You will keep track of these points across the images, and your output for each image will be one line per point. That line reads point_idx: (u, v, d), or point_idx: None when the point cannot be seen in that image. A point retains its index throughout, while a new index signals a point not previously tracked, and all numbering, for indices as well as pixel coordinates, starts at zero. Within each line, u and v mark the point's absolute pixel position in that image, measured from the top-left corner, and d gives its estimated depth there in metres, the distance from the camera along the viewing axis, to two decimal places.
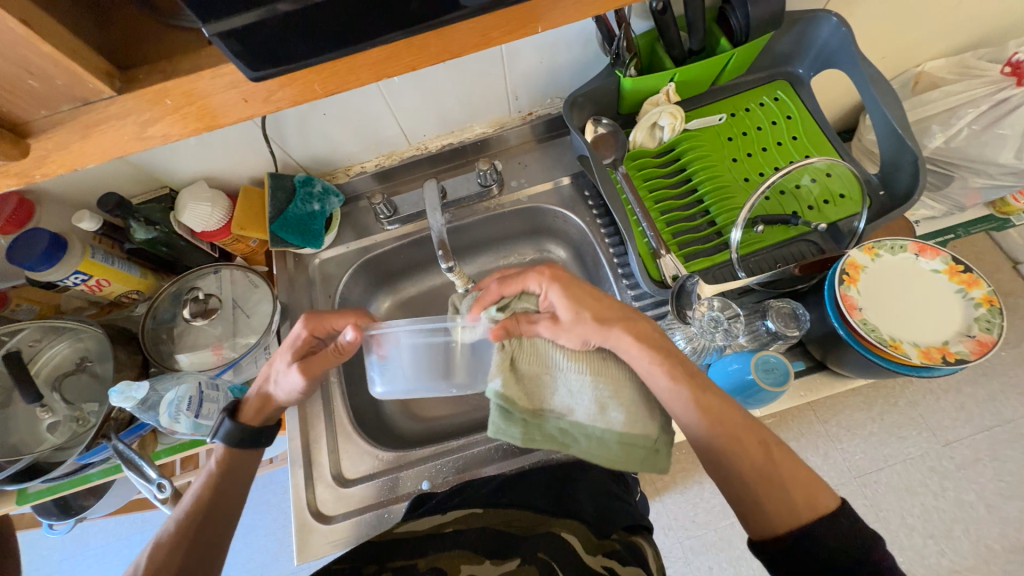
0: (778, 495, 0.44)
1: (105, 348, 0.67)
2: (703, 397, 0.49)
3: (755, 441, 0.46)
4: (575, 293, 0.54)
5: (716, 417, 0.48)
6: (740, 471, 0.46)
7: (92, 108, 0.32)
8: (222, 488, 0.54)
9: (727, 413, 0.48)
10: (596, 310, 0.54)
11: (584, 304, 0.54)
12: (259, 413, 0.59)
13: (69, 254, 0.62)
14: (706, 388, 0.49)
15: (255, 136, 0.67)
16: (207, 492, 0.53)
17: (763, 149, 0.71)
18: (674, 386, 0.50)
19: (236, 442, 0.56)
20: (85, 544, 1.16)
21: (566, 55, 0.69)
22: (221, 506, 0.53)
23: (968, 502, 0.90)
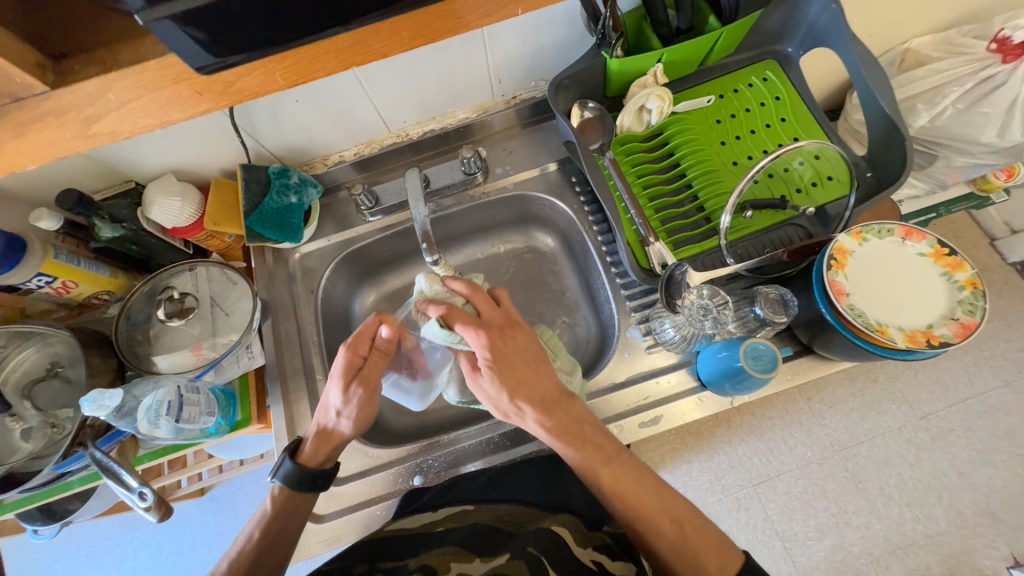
0: (690, 562, 0.45)
1: (77, 352, 0.64)
2: (601, 472, 0.49)
3: (667, 517, 0.47)
4: (510, 360, 0.51)
5: (630, 492, 0.48)
6: (657, 547, 0.47)
7: (22, 104, 0.31)
8: (272, 542, 0.53)
9: (618, 472, 0.49)
10: (521, 381, 0.51)
11: (513, 376, 0.51)
12: (326, 454, 0.56)
13: (29, 256, 0.59)
14: (613, 466, 0.49)
15: (224, 125, 0.63)
16: (254, 547, 0.52)
17: (752, 132, 0.70)
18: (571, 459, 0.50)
19: (302, 489, 0.54)
20: (76, 544, 1.15)
21: (550, 36, 0.66)
22: (272, 552, 0.53)
23: (942, 471, 0.93)
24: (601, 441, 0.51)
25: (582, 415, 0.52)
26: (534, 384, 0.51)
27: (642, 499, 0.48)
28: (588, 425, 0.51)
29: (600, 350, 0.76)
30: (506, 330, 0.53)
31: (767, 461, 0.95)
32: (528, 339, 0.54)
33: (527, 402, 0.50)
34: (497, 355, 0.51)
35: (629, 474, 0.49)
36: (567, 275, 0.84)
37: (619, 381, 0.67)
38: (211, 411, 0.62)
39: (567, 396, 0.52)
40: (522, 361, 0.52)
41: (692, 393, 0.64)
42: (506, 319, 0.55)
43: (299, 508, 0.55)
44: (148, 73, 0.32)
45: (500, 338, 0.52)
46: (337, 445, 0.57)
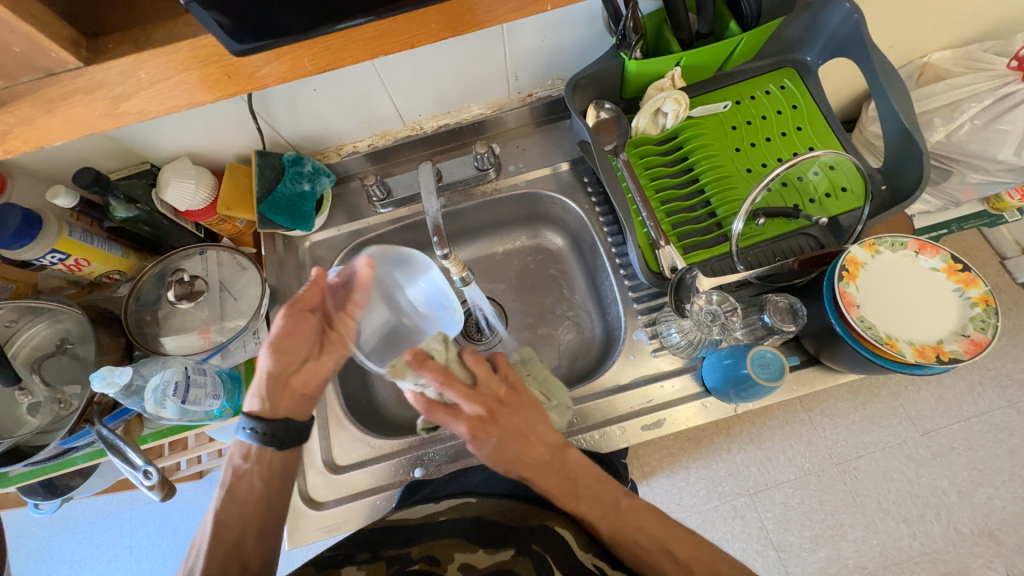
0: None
1: (86, 330, 0.65)
2: (600, 525, 0.49)
3: (671, 560, 0.47)
4: (499, 437, 0.50)
5: (633, 537, 0.48)
6: None
7: (56, 79, 0.32)
8: (237, 489, 0.54)
9: (617, 523, 0.49)
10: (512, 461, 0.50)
11: (506, 457, 0.50)
12: (264, 398, 0.55)
13: (44, 233, 0.59)
14: (611, 518, 0.49)
15: (241, 111, 0.64)
16: (223, 494, 0.54)
17: (768, 139, 0.69)
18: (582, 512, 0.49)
19: (255, 438, 0.54)
20: (74, 520, 1.16)
21: (570, 36, 0.66)
22: (241, 499, 0.54)
23: (941, 489, 0.92)
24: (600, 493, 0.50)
25: (576, 468, 0.51)
26: (523, 457, 0.50)
27: (643, 541, 0.48)
28: (582, 480, 0.50)
29: (606, 351, 0.76)
30: (487, 414, 0.50)
31: (765, 471, 0.95)
32: (516, 409, 0.52)
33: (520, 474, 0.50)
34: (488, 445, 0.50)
35: (636, 515, 0.50)
36: (575, 275, 0.84)
37: (623, 383, 0.67)
38: (216, 394, 0.62)
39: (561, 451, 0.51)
40: (512, 436, 0.50)
41: (695, 399, 0.64)
42: (487, 402, 0.51)
43: (254, 469, 0.55)
44: (179, 53, 0.32)
45: (487, 417, 0.50)
46: (269, 385, 0.55)
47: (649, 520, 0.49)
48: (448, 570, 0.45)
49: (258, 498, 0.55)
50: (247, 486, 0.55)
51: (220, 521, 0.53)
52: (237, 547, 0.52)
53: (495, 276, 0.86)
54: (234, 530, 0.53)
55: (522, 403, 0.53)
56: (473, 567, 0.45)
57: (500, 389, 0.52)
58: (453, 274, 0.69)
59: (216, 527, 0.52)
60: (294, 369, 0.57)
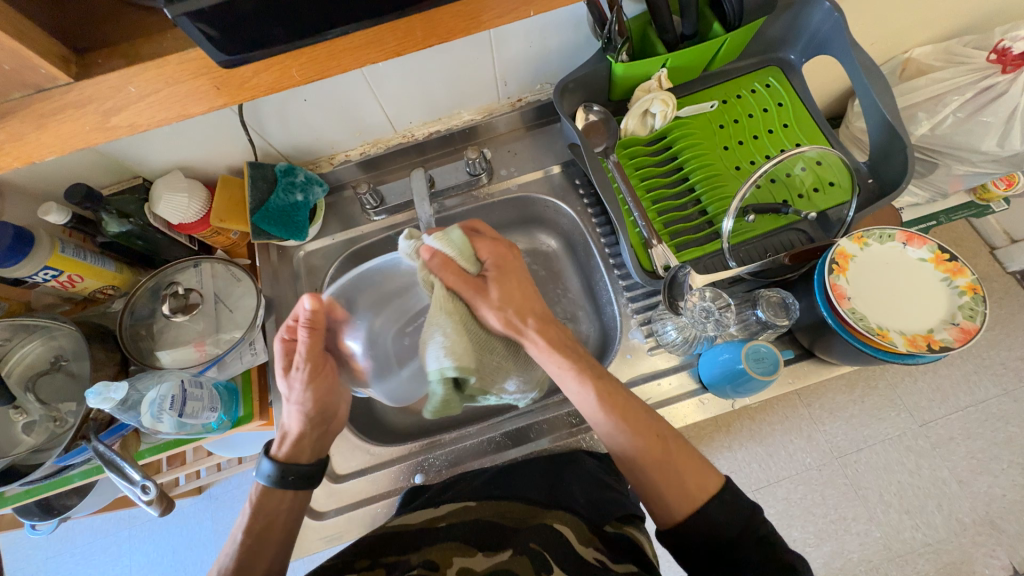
0: (674, 479, 0.49)
1: (81, 346, 0.64)
2: (599, 388, 0.53)
3: (652, 435, 0.51)
4: (514, 282, 0.57)
5: (622, 410, 0.52)
6: (644, 465, 0.51)
7: (48, 95, 0.32)
8: (266, 533, 0.53)
9: (629, 407, 0.53)
10: (525, 303, 0.56)
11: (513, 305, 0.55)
12: (307, 445, 0.57)
13: (36, 250, 0.59)
14: (608, 383, 0.54)
15: (232, 123, 0.64)
16: (250, 539, 0.52)
17: (755, 137, 0.70)
18: (586, 389, 0.53)
19: (277, 485, 0.54)
20: (73, 541, 1.14)
21: (557, 40, 0.67)
22: (268, 540, 0.52)
23: (941, 479, 0.93)
24: (632, 404, 0.53)
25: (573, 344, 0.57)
26: (533, 303, 0.57)
27: (634, 421, 0.52)
28: (580, 351, 0.57)
29: (603, 352, 0.76)
30: (499, 266, 0.57)
31: (767, 467, 0.95)
32: (519, 265, 0.60)
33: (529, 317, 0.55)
34: (507, 274, 0.57)
35: (622, 401, 0.53)
36: (570, 277, 0.84)
37: (621, 383, 0.67)
38: (213, 407, 0.62)
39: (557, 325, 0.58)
40: (520, 286, 0.57)
41: (693, 396, 0.65)
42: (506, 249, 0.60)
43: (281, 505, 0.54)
44: (168, 66, 0.33)
45: (509, 257, 0.59)
46: (309, 434, 0.57)
47: (628, 410, 0.52)
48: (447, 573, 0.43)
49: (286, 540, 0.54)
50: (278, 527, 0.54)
51: (243, 565, 0.51)
52: None
53: None
54: (261, 567, 0.51)
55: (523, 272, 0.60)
56: (473, 571, 0.43)
57: (511, 254, 0.59)
58: None
59: (239, 569, 0.50)
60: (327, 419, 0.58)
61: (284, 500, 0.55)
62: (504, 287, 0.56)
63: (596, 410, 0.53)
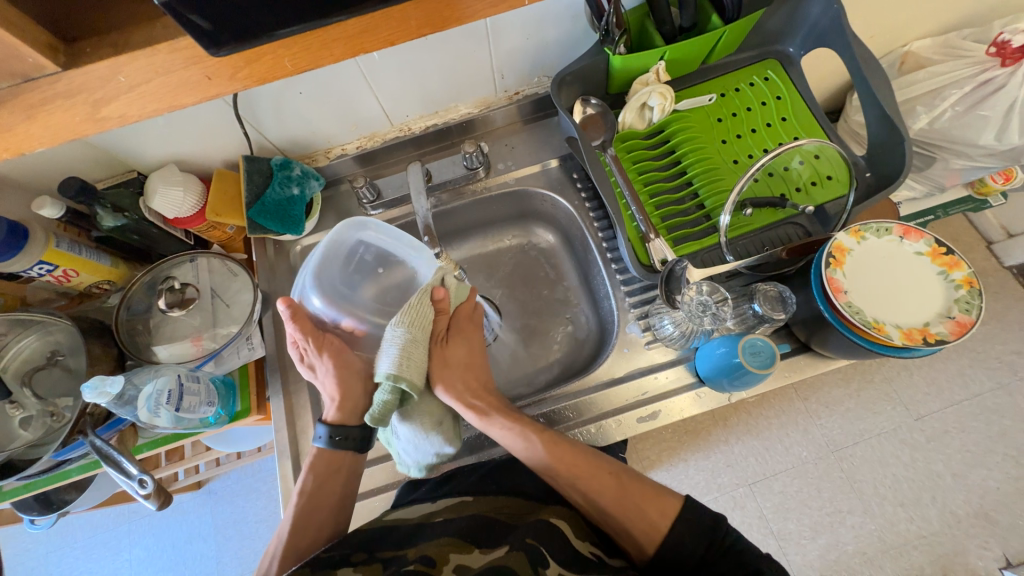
0: (635, 512, 0.49)
1: (77, 341, 0.64)
2: (539, 444, 0.53)
3: (603, 474, 0.52)
4: (467, 343, 0.60)
5: (567, 458, 0.52)
6: (600, 500, 0.51)
7: (34, 85, 0.31)
8: (318, 492, 0.56)
9: (570, 451, 0.53)
10: (469, 365, 0.59)
11: (459, 365, 0.58)
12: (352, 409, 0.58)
13: (30, 245, 0.59)
14: (547, 434, 0.54)
15: (226, 116, 0.63)
16: (304, 500, 0.55)
17: (753, 131, 0.70)
18: (531, 444, 0.53)
19: (337, 446, 0.57)
20: (73, 535, 1.15)
21: (554, 32, 0.67)
22: (322, 500, 0.56)
23: (936, 472, 0.93)
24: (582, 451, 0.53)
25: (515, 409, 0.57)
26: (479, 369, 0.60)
27: (575, 462, 0.52)
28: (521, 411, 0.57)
29: (600, 345, 0.76)
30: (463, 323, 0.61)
31: (764, 461, 0.95)
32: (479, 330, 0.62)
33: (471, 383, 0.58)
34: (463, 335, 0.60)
35: (568, 448, 0.53)
36: (567, 271, 0.84)
37: (618, 376, 0.67)
38: (210, 401, 0.62)
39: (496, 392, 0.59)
40: (472, 350, 0.60)
41: (690, 389, 0.65)
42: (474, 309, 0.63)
43: (333, 471, 0.57)
44: (159, 56, 0.33)
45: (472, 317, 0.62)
46: (350, 395, 0.58)
47: (573, 454, 0.52)
48: (443, 571, 0.43)
49: (334, 500, 0.56)
50: (329, 489, 0.56)
51: (299, 521, 0.55)
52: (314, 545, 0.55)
53: (488, 275, 0.86)
54: (312, 530, 0.55)
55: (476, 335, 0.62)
56: (468, 568, 0.43)
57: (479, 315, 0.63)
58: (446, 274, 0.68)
59: (296, 527, 0.55)
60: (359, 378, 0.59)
61: (337, 464, 0.57)
62: (455, 347, 0.59)
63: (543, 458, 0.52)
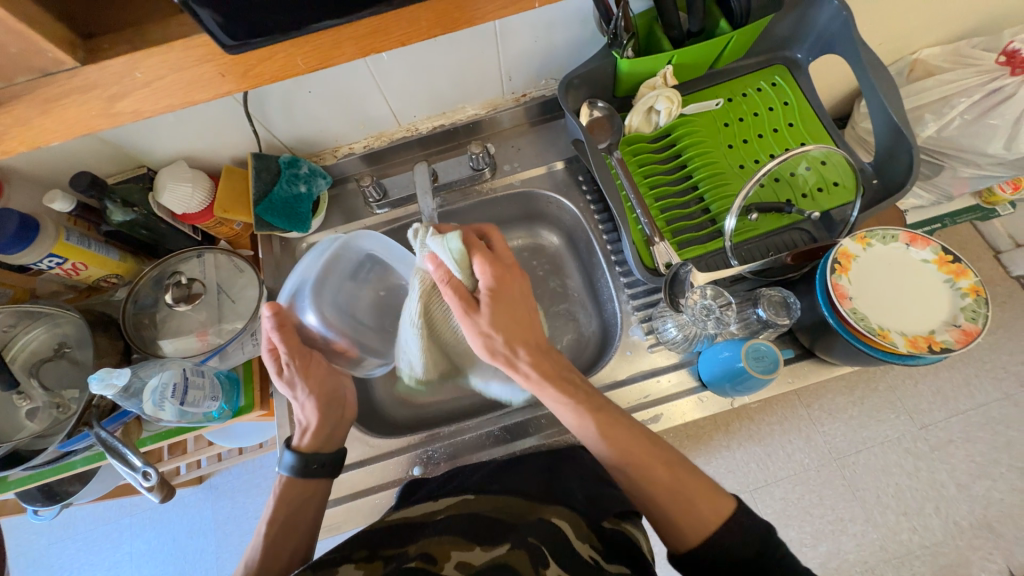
0: (684, 503, 0.49)
1: (84, 334, 0.65)
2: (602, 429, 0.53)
3: (660, 463, 0.52)
4: (506, 305, 0.54)
5: (626, 443, 0.52)
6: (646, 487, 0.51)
7: (52, 79, 0.32)
8: (291, 520, 0.55)
9: (631, 437, 0.53)
10: (520, 320, 0.55)
11: (508, 327, 0.54)
12: (324, 435, 0.60)
13: (41, 237, 0.60)
14: (606, 416, 0.54)
15: (236, 113, 0.64)
16: (275, 528, 0.54)
17: (759, 136, 0.70)
18: (586, 424, 0.54)
19: (301, 473, 0.57)
20: (76, 528, 1.16)
21: (563, 35, 0.67)
22: (294, 528, 0.55)
23: (940, 482, 0.93)
24: (637, 435, 0.54)
25: (568, 370, 0.57)
26: (523, 331, 0.55)
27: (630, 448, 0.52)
28: (573, 378, 0.56)
29: (603, 348, 0.76)
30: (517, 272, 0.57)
31: (765, 467, 0.95)
32: (520, 285, 0.56)
33: (520, 346, 0.54)
34: (502, 295, 0.54)
35: (631, 437, 0.53)
36: (571, 273, 0.84)
37: (620, 379, 0.67)
38: (214, 396, 0.62)
39: (551, 348, 0.58)
40: (513, 310, 0.55)
41: (692, 393, 0.65)
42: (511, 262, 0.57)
43: (304, 499, 0.57)
44: (175, 52, 0.33)
45: (508, 280, 0.55)
46: (327, 420, 0.60)
47: (629, 436, 0.53)
48: (444, 568, 0.42)
49: (311, 519, 0.57)
50: (301, 519, 0.56)
51: (268, 553, 0.53)
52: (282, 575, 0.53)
53: None
54: (281, 561, 0.53)
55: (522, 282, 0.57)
56: (471, 565, 0.43)
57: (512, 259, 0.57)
58: None
59: (263, 558, 0.53)
60: (337, 408, 0.62)
61: (306, 490, 0.58)
62: (496, 312, 0.53)
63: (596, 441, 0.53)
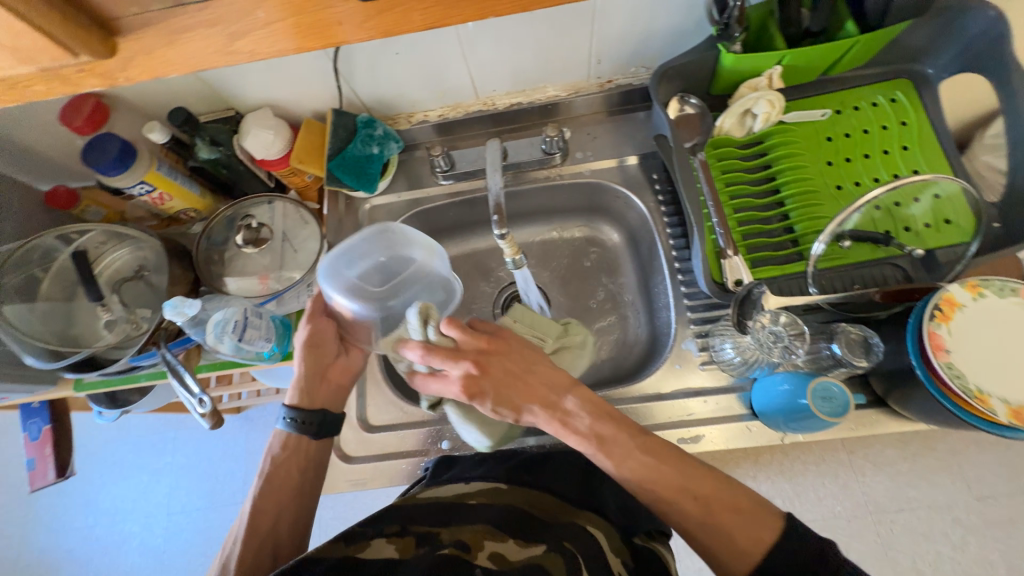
0: (721, 536, 0.45)
1: (161, 261, 0.69)
2: (624, 460, 0.48)
3: (686, 496, 0.47)
4: (499, 394, 0.50)
5: (649, 470, 0.48)
6: (681, 522, 0.47)
7: (179, 10, 0.33)
8: (275, 477, 0.57)
9: (662, 463, 0.48)
10: (524, 390, 0.51)
11: (523, 410, 0.51)
12: (306, 391, 0.60)
13: (137, 164, 0.63)
14: (629, 448, 0.48)
15: (325, 66, 0.65)
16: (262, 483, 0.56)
17: (866, 156, 0.63)
18: (614, 463, 0.48)
19: (291, 427, 0.58)
20: (130, 432, 1.27)
21: (664, 20, 0.63)
22: (276, 485, 0.57)
23: (990, 562, 0.84)
24: (668, 455, 0.49)
25: (592, 404, 0.50)
26: (530, 395, 0.51)
27: (659, 475, 0.47)
28: (595, 413, 0.50)
29: (648, 356, 0.74)
30: (479, 363, 0.50)
31: (792, 507, 0.90)
32: (501, 363, 0.51)
33: (533, 414, 0.51)
34: (489, 390, 0.50)
35: (666, 471, 0.48)
36: (626, 274, 0.81)
37: (663, 392, 0.64)
38: (268, 338, 0.65)
39: (564, 392, 0.51)
40: (508, 391, 0.50)
41: (739, 420, 0.61)
42: (476, 355, 0.50)
43: (291, 460, 0.58)
44: None
45: (478, 385, 0.50)
46: (311, 377, 0.60)
47: (658, 469, 0.48)
48: (478, 556, 0.42)
49: (293, 486, 0.58)
50: (286, 475, 0.58)
51: (257, 507, 0.55)
52: (272, 532, 0.55)
53: (543, 264, 0.85)
54: (270, 518, 0.55)
55: (505, 351, 0.52)
56: (506, 558, 0.42)
57: (480, 344, 0.51)
58: (507, 256, 0.66)
59: (253, 514, 0.55)
60: (324, 365, 0.62)
61: (295, 450, 0.59)
62: (497, 405, 0.51)
63: (628, 474, 0.48)
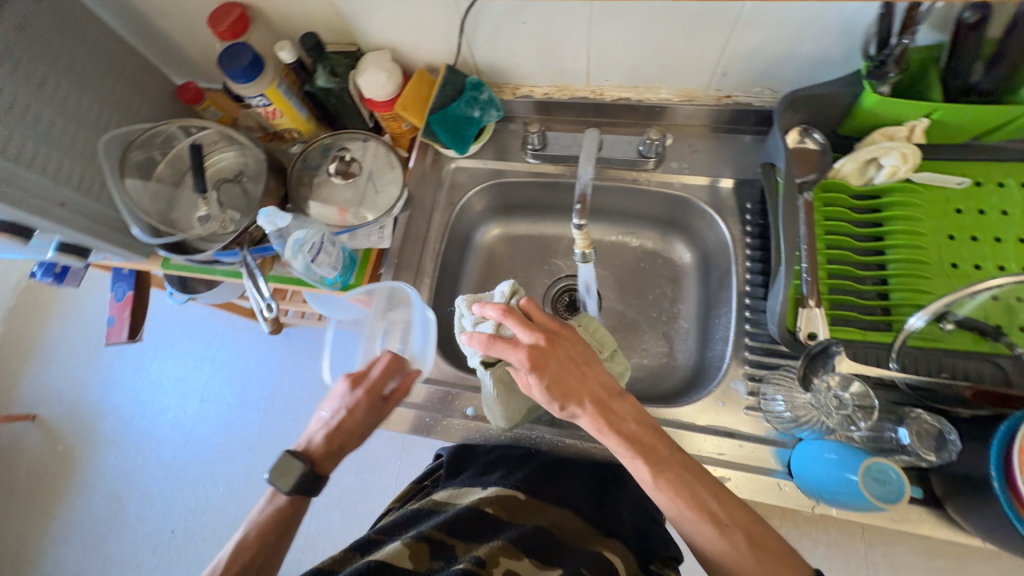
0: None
1: (258, 170, 0.73)
2: (660, 475, 0.48)
3: (719, 528, 0.46)
4: (555, 376, 0.50)
5: (686, 495, 0.47)
6: (709, 553, 0.46)
7: None
8: (279, 524, 0.56)
9: (699, 492, 0.47)
10: (579, 378, 0.51)
11: (571, 401, 0.50)
12: (330, 457, 0.60)
13: (261, 78, 0.68)
14: (668, 469, 0.48)
15: (453, 21, 0.66)
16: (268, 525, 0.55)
17: (997, 241, 0.56)
18: (655, 479, 0.48)
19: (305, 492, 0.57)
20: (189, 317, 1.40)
21: (811, 43, 0.58)
22: (286, 529, 0.56)
23: None
24: (708, 485, 0.48)
25: (637, 414, 0.51)
26: (584, 389, 0.51)
27: (694, 502, 0.47)
28: (644, 424, 0.51)
29: (689, 384, 0.71)
30: (550, 338, 0.52)
31: None
32: (570, 347, 0.53)
33: (579, 407, 0.50)
34: (549, 368, 0.50)
35: (707, 501, 0.47)
36: (687, 297, 0.78)
37: (698, 424, 0.62)
38: (334, 266, 0.69)
39: (617, 394, 0.52)
40: (564, 375, 0.51)
41: (772, 475, 0.58)
42: (546, 331, 0.53)
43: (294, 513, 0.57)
44: None
45: (541, 358, 0.50)
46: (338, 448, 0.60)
47: (692, 497, 0.47)
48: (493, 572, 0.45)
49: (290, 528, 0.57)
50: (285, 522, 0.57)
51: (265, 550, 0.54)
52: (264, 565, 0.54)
53: (603, 264, 0.83)
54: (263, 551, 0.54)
55: (573, 338, 0.54)
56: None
57: (553, 324, 0.55)
58: (578, 248, 0.65)
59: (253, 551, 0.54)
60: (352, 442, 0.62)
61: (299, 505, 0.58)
62: (549, 387, 0.50)
63: (663, 493, 0.48)
